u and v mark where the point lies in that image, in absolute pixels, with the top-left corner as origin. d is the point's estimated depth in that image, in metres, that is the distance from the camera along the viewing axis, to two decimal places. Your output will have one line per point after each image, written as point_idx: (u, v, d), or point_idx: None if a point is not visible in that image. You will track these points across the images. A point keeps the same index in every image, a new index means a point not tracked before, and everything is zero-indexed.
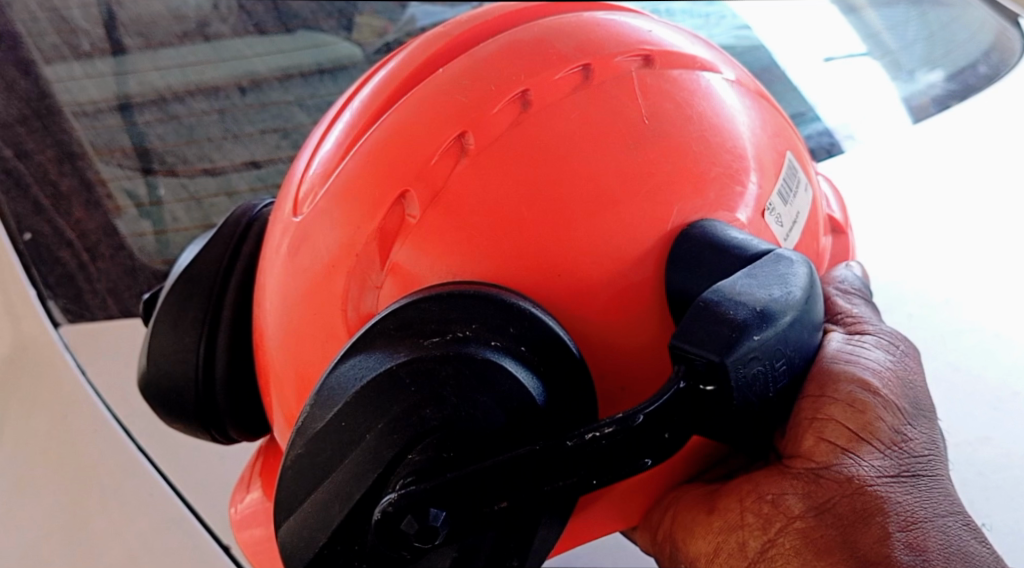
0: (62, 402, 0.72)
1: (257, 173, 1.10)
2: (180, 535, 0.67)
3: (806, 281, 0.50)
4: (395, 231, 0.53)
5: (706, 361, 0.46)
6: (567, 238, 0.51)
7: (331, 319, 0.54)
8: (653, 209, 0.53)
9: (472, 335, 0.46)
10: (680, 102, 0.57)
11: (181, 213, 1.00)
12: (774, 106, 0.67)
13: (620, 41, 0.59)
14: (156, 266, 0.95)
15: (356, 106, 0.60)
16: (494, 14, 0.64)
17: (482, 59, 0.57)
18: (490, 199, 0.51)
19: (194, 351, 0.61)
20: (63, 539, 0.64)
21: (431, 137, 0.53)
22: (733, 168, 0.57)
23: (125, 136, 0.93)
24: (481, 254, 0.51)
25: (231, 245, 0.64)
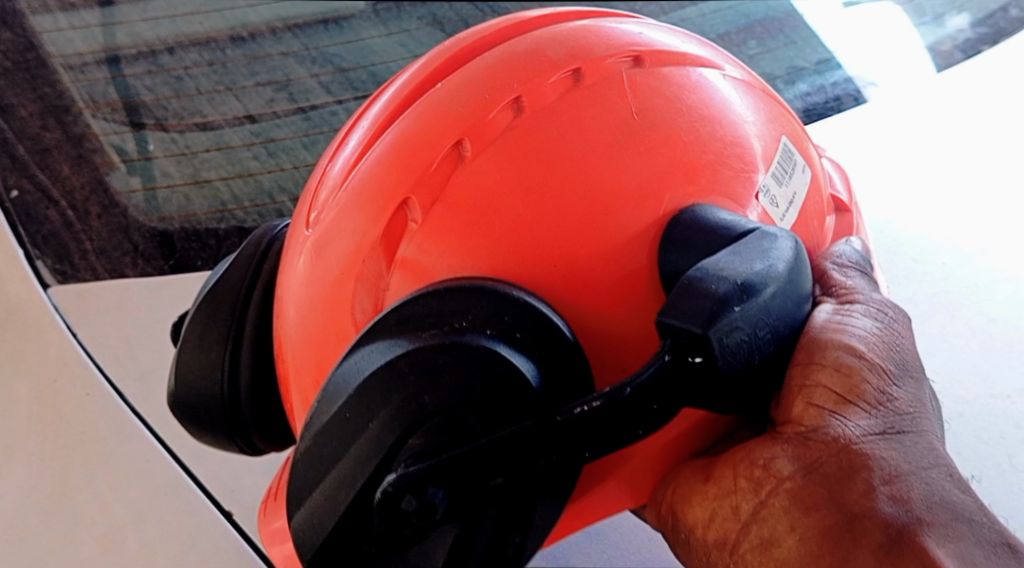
0: (54, 370, 0.68)
1: (252, 128, 0.93)
2: (173, 500, 0.65)
3: (791, 255, 0.47)
4: (399, 235, 0.50)
5: (689, 334, 0.42)
6: (575, 231, 0.48)
7: (339, 323, 0.52)
8: (647, 202, 0.49)
9: (464, 324, 0.43)
10: (671, 96, 0.53)
11: (175, 170, 0.88)
12: (776, 98, 0.63)
13: (612, 41, 0.55)
14: (150, 225, 0.85)
15: (367, 124, 0.56)
16: (495, 27, 0.59)
17: (477, 73, 0.53)
18: (487, 195, 0.49)
19: (220, 364, 0.57)
20: (51, 512, 0.63)
21: (428, 147, 0.51)
22: (734, 163, 0.53)
23: (112, 90, 0.87)
24: (486, 249, 0.48)
25: (252, 263, 0.60)
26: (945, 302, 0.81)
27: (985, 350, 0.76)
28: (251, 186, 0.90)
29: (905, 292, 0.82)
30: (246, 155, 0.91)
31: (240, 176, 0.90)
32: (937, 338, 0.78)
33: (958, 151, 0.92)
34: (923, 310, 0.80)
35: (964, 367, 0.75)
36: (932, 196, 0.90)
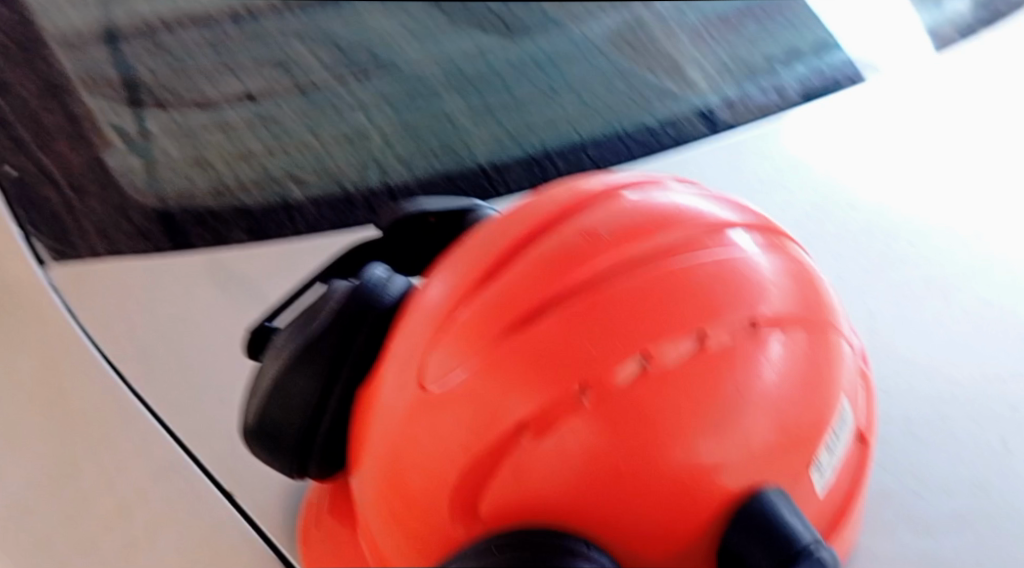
0: (54, 338, 0.67)
1: (254, 108, 0.85)
2: (174, 480, 0.61)
3: (823, 396, 0.47)
4: (488, 507, 0.44)
5: (748, 515, 0.44)
6: (686, 459, 0.43)
7: (436, 462, 0.44)
8: (725, 380, 0.43)
9: (556, 553, 0.40)
10: (717, 289, 0.45)
11: (171, 144, 0.79)
12: (791, 238, 0.53)
13: (672, 219, 0.48)
14: (148, 204, 0.76)
15: (381, 364, 0.49)
16: (513, 220, 0.50)
17: (514, 278, 0.45)
18: (601, 421, 0.42)
19: (295, 473, 0.52)
20: (51, 490, 0.60)
21: (485, 427, 0.43)
22: (806, 393, 0.46)
23: (112, 66, 0.77)
24: (572, 483, 0.42)
25: (280, 370, 0.49)
26: (943, 284, 0.74)
27: (979, 331, 0.70)
28: (256, 166, 0.81)
29: (900, 274, 0.75)
30: (246, 133, 0.83)
31: (242, 156, 0.81)
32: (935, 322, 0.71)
33: (958, 155, 0.86)
34: (917, 293, 0.74)
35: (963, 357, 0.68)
36: (926, 182, 0.84)
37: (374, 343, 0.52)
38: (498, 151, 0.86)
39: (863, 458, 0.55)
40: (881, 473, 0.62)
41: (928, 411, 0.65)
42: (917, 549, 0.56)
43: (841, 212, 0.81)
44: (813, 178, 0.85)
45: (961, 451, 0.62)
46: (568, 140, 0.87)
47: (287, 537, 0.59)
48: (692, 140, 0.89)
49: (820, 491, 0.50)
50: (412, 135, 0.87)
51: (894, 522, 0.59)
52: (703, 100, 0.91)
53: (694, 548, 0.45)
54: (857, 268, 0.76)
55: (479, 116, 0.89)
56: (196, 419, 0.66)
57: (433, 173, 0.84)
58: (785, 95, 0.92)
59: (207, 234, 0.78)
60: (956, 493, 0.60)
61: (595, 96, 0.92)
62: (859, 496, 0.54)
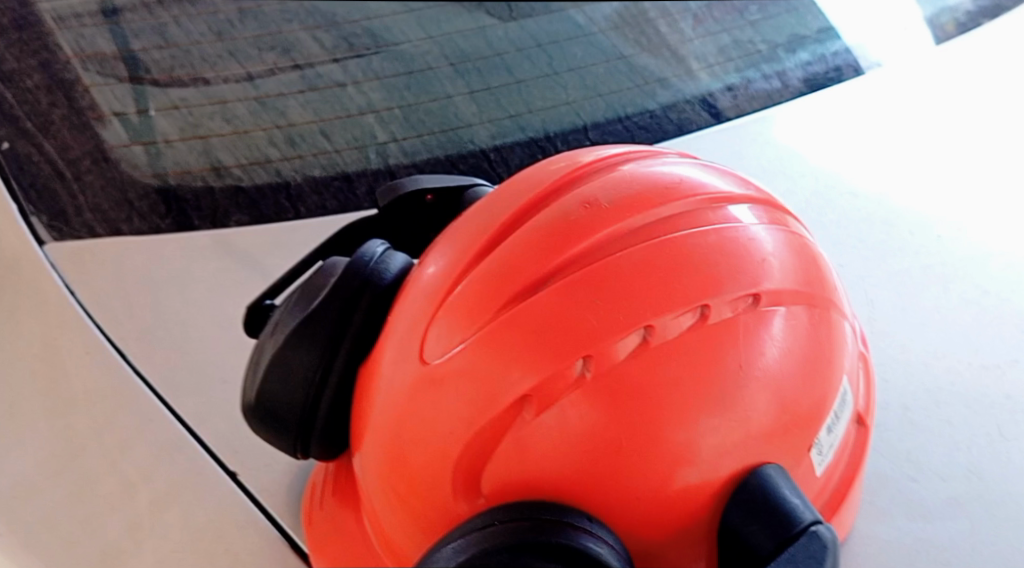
0: (53, 317, 0.66)
1: (253, 89, 0.84)
2: (178, 460, 0.61)
3: (824, 374, 0.48)
4: (490, 481, 0.44)
5: (747, 494, 0.44)
6: (687, 436, 0.43)
7: (436, 436, 0.45)
8: (725, 354, 0.43)
9: (555, 523, 0.40)
10: (718, 263, 0.45)
11: (170, 126, 0.78)
12: (790, 215, 0.53)
13: (672, 194, 0.47)
14: (145, 180, 0.76)
15: (382, 341, 0.50)
16: (514, 198, 0.50)
17: (514, 253, 0.46)
18: (601, 395, 0.42)
19: (298, 451, 0.52)
20: (56, 471, 0.59)
21: (487, 400, 0.43)
22: (806, 370, 0.46)
23: (107, 40, 0.74)
24: (573, 457, 0.42)
25: (282, 346, 0.49)
26: (940, 273, 0.73)
27: (978, 323, 0.69)
28: (250, 145, 0.80)
29: (899, 262, 0.75)
30: (240, 109, 0.82)
31: (236, 133, 0.80)
32: (931, 310, 0.71)
33: (963, 146, 0.84)
34: (915, 281, 0.73)
35: (955, 346, 0.68)
36: (926, 172, 0.83)
37: (374, 320, 0.51)
38: (498, 133, 0.85)
39: (861, 440, 0.55)
40: (878, 457, 0.62)
41: (924, 399, 0.65)
42: (910, 532, 0.57)
43: (844, 201, 0.82)
44: (815, 171, 0.85)
45: (954, 436, 0.62)
46: (569, 124, 0.86)
47: (294, 519, 0.60)
48: (692, 127, 0.88)
49: (821, 470, 0.50)
50: (409, 117, 0.86)
51: (888, 506, 0.59)
52: (706, 84, 0.92)
53: (697, 525, 0.45)
54: (857, 258, 0.76)
55: (478, 99, 0.88)
56: (205, 398, 0.67)
57: (435, 154, 0.82)
58: (788, 83, 0.92)
59: (206, 216, 0.77)
60: (947, 478, 0.60)
61: (596, 79, 0.93)
62: (859, 478, 0.55)
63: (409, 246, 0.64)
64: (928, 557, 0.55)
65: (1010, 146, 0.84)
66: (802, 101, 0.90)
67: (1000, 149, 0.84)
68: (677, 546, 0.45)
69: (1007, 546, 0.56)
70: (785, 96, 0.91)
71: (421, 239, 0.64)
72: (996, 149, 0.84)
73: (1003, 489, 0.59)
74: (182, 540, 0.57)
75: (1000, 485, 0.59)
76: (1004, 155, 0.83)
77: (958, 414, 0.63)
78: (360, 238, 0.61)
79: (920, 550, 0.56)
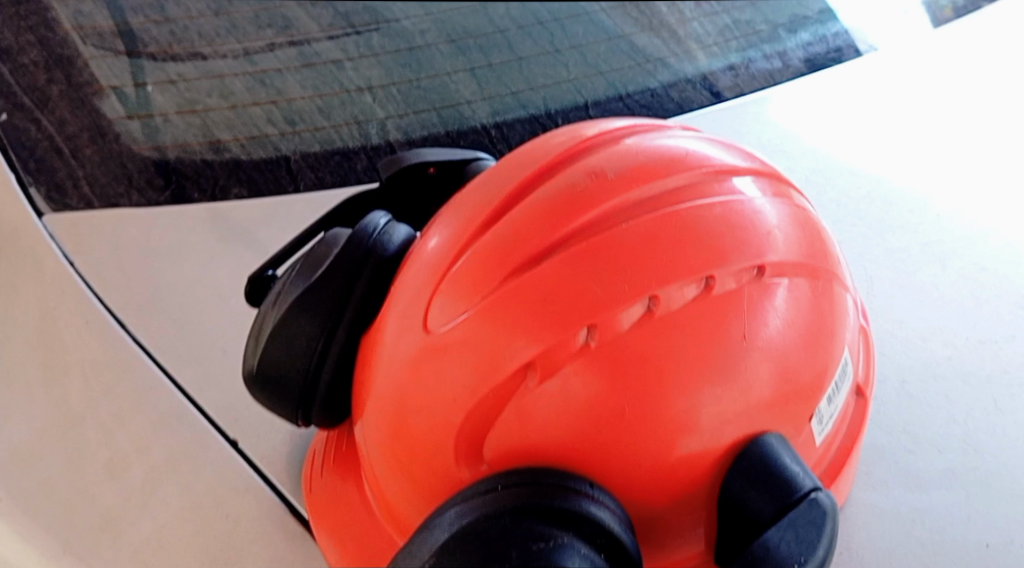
0: (52, 288, 0.66)
1: (255, 71, 0.81)
2: (178, 430, 0.61)
3: (825, 346, 0.48)
4: (493, 449, 0.44)
5: (748, 463, 0.44)
6: (689, 404, 0.43)
7: (440, 404, 0.45)
8: (729, 325, 0.44)
9: (559, 488, 0.41)
10: (722, 235, 0.45)
11: (168, 102, 0.76)
12: (794, 189, 0.53)
13: (676, 167, 0.47)
14: (144, 153, 0.75)
15: (386, 311, 0.50)
16: (517, 170, 0.50)
17: (518, 223, 0.46)
18: (606, 362, 0.42)
19: (301, 419, 0.52)
20: (55, 439, 0.59)
21: (491, 368, 0.43)
22: (808, 342, 0.47)
23: (105, 14, 0.73)
24: (577, 425, 0.42)
25: (285, 314, 0.49)
26: (938, 251, 0.73)
27: (975, 299, 0.69)
28: (248, 121, 0.78)
29: (898, 240, 0.75)
30: (236, 84, 0.80)
31: (233, 108, 0.78)
32: (929, 286, 0.71)
33: (964, 125, 0.84)
34: (913, 260, 0.73)
35: (955, 322, 0.68)
36: (925, 152, 0.83)
37: (378, 290, 0.51)
38: (499, 109, 0.84)
39: (861, 412, 0.56)
40: (875, 429, 0.62)
41: (920, 373, 0.65)
42: (906, 502, 0.57)
43: (842, 179, 0.82)
44: (814, 150, 0.85)
45: (951, 410, 0.62)
46: (570, 102, 0.86)
47: (295, 487, 0.60)
48: (693, 106, 0.88)
49: (820, 439, 0.50)
50: (405, 93, 0.84)
51: (885, 476, 0.59)
52: (705, 63, 0.91)
53: (698, 492, 0.45)
54: (857, 235, 0.76)
55: (477, 75, 0.87)
56: (204, 367, 0.67)
57: (435, 130, 0.81)
58: (788, 64, 0.92)
59: (206, 189, 0.77)
60: (943, 450, 0.60)
61: (597, 58, 0.92)
62: (857, 449, 0.55)
63: (409, 219, 0.64)
64: (922, 526, 0.56)
65: (1013, 125, 0.84)
66: (801, 81, 0.91)
67: (1002, 128, 0.83)
68: (678, 512, 0.46)
69: (1003, 515, 0.56)
70: (785, 76, 0.91)
71: (423, 212, 0.64)
72: (997, 128, 0.83)
73: (997, 460, 0.59)
74: (183, 507, 0.57)
75: (995, 457, 0.59)
76: (1007, 134, 0.83)
77: (955, 389, 0.64)
78: (362, 209, 0.61)
79: (915, 519, 0.56)
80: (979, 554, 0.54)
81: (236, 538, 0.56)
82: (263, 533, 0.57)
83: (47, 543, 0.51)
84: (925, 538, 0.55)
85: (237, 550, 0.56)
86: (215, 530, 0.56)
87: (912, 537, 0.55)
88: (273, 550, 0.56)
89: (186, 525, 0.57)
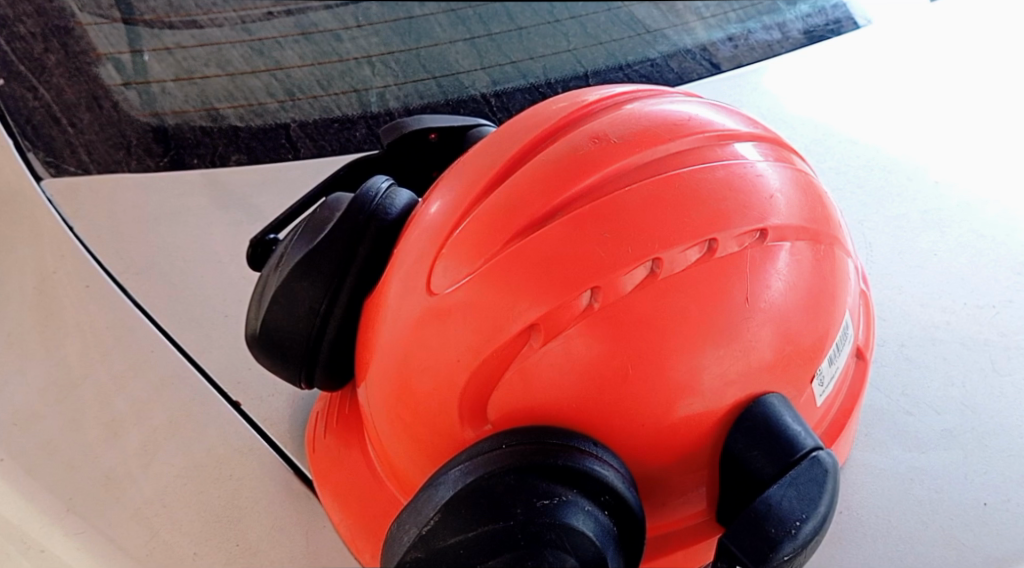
0: (51, 249, 0.65)
1: (253, 44, 0.78)
2: (180, 390, 0.61)
3: (828, 310, 0.48)
4: (496, 409, 0.44)
5: (751, 423, 0.44)
6: (691, 365, 0.43)
7: (443, 366, 0.45)
8: (731, 287, 0.44)
9: (562, 447, 0.41)
10: (724, 199, 0.45)
11: (165, 71, 0.74)
12: (796, 155, 0.53)
13: (679, 132, 0.47)
14: (143, 119, 0.73)
15: (388, 275, 0.50)
16: (520, 135, 0.50)
17: (521, 186, 0.45)
18: (609, 324, 0.42)
19: (304, 380, 0.53)
20: (57, 398, 0.58)
21: (493, 329, 0.43)
22: (809, 305, 0.47)
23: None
24: (579, 386, 0.43)
25: (288, 277, 0.49)
26: (937, 218, 0.73)
27: (973, 265, 0.70)
28: (245, 90, 0.76)
29: (896, 208, 0.75)
30: (234, 53, 0.77)
31: (227, 76, 0.76)
32: (926, 253, 0.71)
33: (962, 96, 0.84)
34: (912, 226, 0.73)
35: (954, 287, 0.68)
36: (924, 121, 0.83)
37: (379, 254, 0.51)
38: (499, 79, 0.83)
39: (861, 374, 0.58)
40: (874, 391, 0.63)
41: (918, 338, 0.66)
42: (904, 462, 0.58)
43: (841, 147, 0.82)
44: (812, 121, 0.85)
45: (948, 373, 0.63)
46: (570, 72, 0.84)
47: (299, 448, 0.61)
48: (693, 78, 0.87)
49: (821, 401, 0.51)
50: (402, 64, 0.83)
51: (885, 437, 0.60)
52: (704, 35, 0.90)
53: (700, 451, 0.46)
54: (856, 203, 0.76)
55: (477, 46, 0.86)
56: (204, 331, 0.68)
57: (435, 99, 0.81)
58: (788, 35, 0.92)
59: (205, 156, 0.77)
60: (941, 411, 0.61)
61: (598, 27, 0.90)
62: (857, 410, 0.57)
63: (411, 183, 0.64)
64: (921, 485, 0.57)
65: (1014, 96, 0.84)
66: (800, 54, 0.91)
67: (1002, 99, 0.84)
68: (680, 471, 0.46)
69: (999, 474, 0.57)
70: (785, 47, 0.91)
71: (424, 176, 0.64)
72: (997, 99, 0.84)
73: (995, 422, 0.60)
74: (187, 466, 0.58)
75: (992, 418, 0.60)
76: (1007, 105, 0.83)
77: (952, 352, 0.64)
78: (365, 173, 0.61)
79: (913, 478, 0.57)
80: (977, 512, 0.55)
81: (241, 498, 0.57)
82: (269, 493, 0.57)
83: (50, 503, 0.51)
84: (924, 496, 0.56)
85: (241, 509, 0.56)
86: (221, 489, 0.57)
87: (911, 495, 0.56)
88: (279, 509, 0.56)
89: (190, 485, 0.57)
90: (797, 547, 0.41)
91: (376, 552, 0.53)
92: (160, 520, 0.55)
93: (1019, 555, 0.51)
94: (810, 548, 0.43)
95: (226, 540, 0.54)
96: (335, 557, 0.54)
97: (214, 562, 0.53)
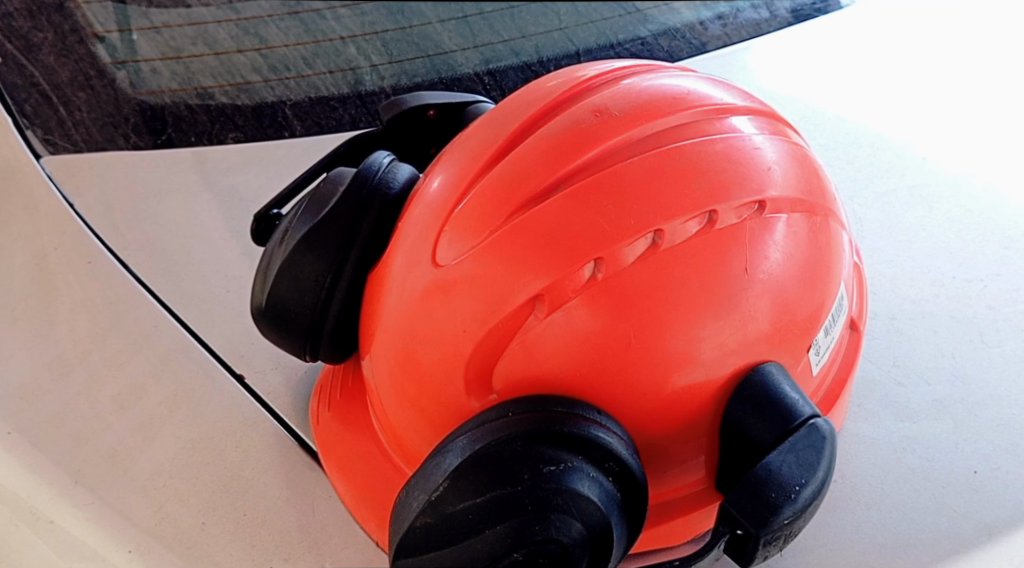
0: (51, 227, 0.65)
1: (241, 24, 0.78)
2: (183, 363, 0.62)
3: (829, 282, 0.50)
4: (500, 378, 0.45)
5: (751, 393, 0.45)
6: (691, 335, 0.44)
7: (448, 338, 0.46)
8: (730, 257, 0.44)
9: (567, 414, 0.42)
10: (721, 173, 0.45)
11: (153, 51, 0.73)
12: (793, 130, 0.53)
13: (677, 106, 0.48)
14: (138, 98, 0.72)
15: (393, 249, 0.50)
16: (520, 111, 0.50)
17: (523, 160, 0.46)
18: (612, 294, 0.43)
19: (308, 352, 0.53)
20: (62, 371, 0.59)
21: (496, 300, 0.44)
22: (806, 277, 0.48)
23: None
24: (581, 355, 0.43)
25: (294, 250, 0.50)
26: (925, 195, 0.75)
27: (961, 240, 0.71)
28: (232, 68, 0.75)
29: (885, 184, 0.76)
30: (221, 34, 0.76)
31: (214, 54, 0.75)
32: (914, 227, 0.72)
33: (949, 74, 0.85)
34: (901, 202, 0.75)
35: (942, 261, 0.70)
36: (911, 99, 0.84)
37: (383, 228, 0.52)
38: (490, 57, 0.83)
39: (855, 343, 0.59)
40: (865, 362, 0.64)
41: (909, 311, 0.67)
42: (897, 432, 0.59)
43: (831, 123, 0.82)
44: (805, 97, 0.85)
45: (938, 344, 0.65)
46: (561, 50, 0.84)
47: (302, 421, 0.61)
48: (682, 55, 0.87)
49: (816, 370, 0.52)
50: (391, 43, 0.83)
51: (876, 409, 0.61)
52: (692, 14, 0.91)
53: (700, 421, 0.47)
54: (846, 178, 0.77)
55: (468, 24, 0.87)
56: (203, 308, 0.67)
57: (428, 77, 0.80)
58: (776, 14, 0.93)
59: (202, 134, 0.76)
60: (931, 383, 0.62)
61: (588, 8, 0.93)
62: (851, 379, 0.58)
63: (411, 161, 0.65)
64: (912, 453, 0.58)
65: (1002, 71, 0.85)
66: (788, 31, 0.92)
67: (987, 74, 0.85)
68: (680, 439, 0.47)
69: (988, 443, 0.58)
70: (774, 25, 0.92)
71: (423, 153, 0.64)
72: (986, 75, 0.85)
73: (984, 392, 0.61)
74: (193, 440, 0.58)
75: (980, 389, 0.61)
76: (994, 81, 0.84)
77: (942, 325, 0.65)
78: (364, 148, 0.61)
79: (905, 447, 0.58)
80: (967, 480, 0.56)
81: (244, 470, 0.57)
82: (270, 466, 0.57)
83: (56, 476, 0.51)
84: (916, 465, 0.57)
85: (245, 481, 0.57)
86: (224, 461, 0.57)
87: (903, 464, 0.57)
88: (281, 480, 0.57)
89: (193, 458, 0.57)
90: (795, 512, 0.43)
91: (381, 522, 0.54)
92: (165, 493, 0.55)
93: (1008, 521, 0.53)
94: (809, 512, 0.44)
95: (233, 511, 0.55)
96: (339, 528, 0.55)
97: (220, 533, 0.53)
